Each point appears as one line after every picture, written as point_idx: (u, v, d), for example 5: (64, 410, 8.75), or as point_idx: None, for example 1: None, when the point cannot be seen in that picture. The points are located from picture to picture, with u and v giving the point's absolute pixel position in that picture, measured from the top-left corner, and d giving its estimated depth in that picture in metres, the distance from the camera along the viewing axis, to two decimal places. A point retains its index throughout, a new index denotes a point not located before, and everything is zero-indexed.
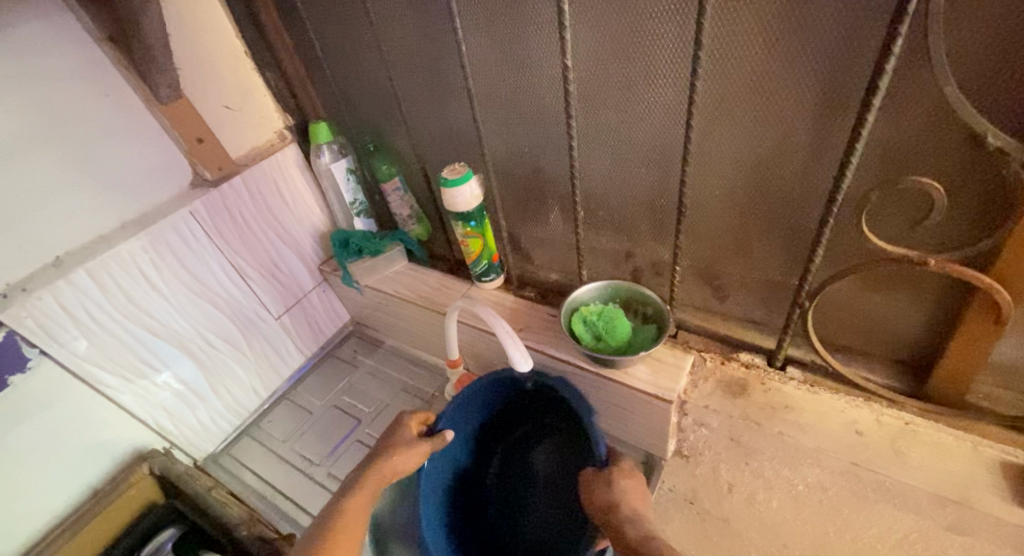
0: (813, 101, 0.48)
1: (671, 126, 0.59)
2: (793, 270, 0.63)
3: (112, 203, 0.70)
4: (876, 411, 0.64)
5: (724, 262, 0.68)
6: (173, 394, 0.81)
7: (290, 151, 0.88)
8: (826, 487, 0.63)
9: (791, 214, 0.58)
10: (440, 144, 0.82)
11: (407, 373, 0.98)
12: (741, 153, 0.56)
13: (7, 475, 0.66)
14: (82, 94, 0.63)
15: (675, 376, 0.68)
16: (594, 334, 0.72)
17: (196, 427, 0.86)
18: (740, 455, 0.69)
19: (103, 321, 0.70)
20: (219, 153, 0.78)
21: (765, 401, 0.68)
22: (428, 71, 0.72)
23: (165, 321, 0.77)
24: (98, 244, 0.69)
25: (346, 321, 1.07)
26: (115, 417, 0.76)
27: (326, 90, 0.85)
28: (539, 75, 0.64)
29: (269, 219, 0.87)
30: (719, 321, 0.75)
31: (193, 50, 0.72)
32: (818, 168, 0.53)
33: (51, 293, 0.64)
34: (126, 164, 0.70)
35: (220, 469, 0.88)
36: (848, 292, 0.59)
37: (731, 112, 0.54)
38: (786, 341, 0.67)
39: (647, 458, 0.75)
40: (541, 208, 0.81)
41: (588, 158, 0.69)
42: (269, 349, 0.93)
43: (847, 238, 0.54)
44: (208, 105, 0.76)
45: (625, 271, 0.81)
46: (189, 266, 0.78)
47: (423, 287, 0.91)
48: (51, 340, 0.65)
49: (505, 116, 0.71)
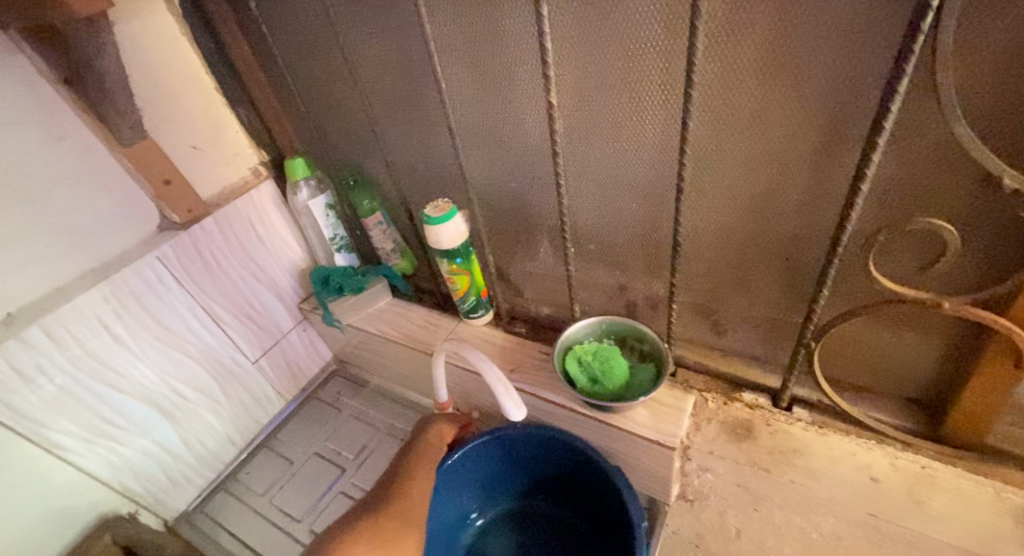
0: (813, 137, 0.46)
1: (663, 160, 0.56)
2: (795, 307, 0.60)
3: (70, 252, 0.65)
4: (889, 454, 0.61)
5: (721, 298, 0.65)
6: (141, 452, 0.76)
7: (266, 188, 0.84)
8: (841, 536, 0.58)
9: (791, 251, 0.55)
10: (422, 178, 0.79)
11: (394, 414, 0.93)
12: (737, 189, 0.53)
13: None
14: (34, 139, 0.59)
15: (677, 419, 0.64)
16: (589, 376, 0.68)
17: (166, 485, 0.80)
18: (747, 501, 0.64)
19: (60, 380, 0.65)
20: (189, 195, 0.74)
21: (772, 444, 0.66)
22: (408, 104, 0.69)
23: (130, 375, 0.72)
24: (54, 298, 0.64)
25: (329, 360, 1.02)
26: (75, 482, 0.70)
27: (302, 124, 0.82)
28: (523, 108, 0.61)
29: (244, 260, 0.83)
30: (720, 357, 0.72)
31: (159, 88, 0.69)
32: (819, 204, 0.50)
33: (0, 354, 0.59)
34: (85, 209, 0.65)
35: (193, 530, 0.82)
36: (855, 331, 0.56)
37: (725, 148, 0.51)
38: (791, 381, 0.64)
39: (650, 505, 0.70)
40: (530, 242, 0.77)
41: (576, 192, 0.66)
42: (246, 396, 0.88)
43: (853, 277, 0.51)
44: (175, 144, 0.72)
45: (618, 305, 0.77)
46: (156, 315, 0.73)
47: (408, 325, 0.87)
48: (1, 405, 0.60)
49: (489, 149, 0.68)
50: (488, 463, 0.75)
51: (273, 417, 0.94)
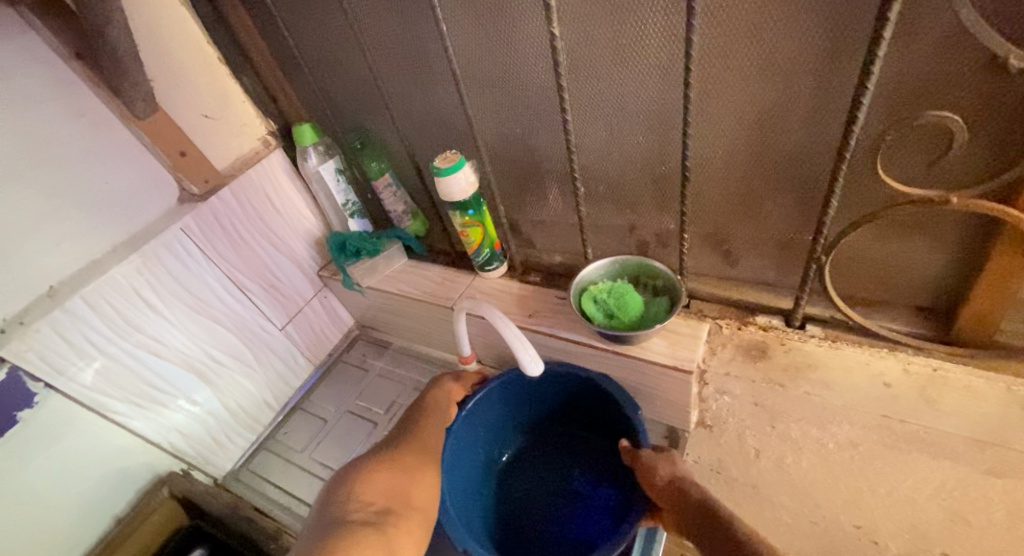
0: (817, 45, 0.46)
1: (669, 88, 0.57)
2: (804, 227, 0.61)
3: (100, 226, 0.68)
4: (902, 360, 0.64)
5: (731, 225, 0.66)
6: (186, 414, 0.80)
7: (277, 156, 0.86)
8: (857, 443, 0.62)
9: (799, 168, 0.56)
10: (429, 133, 0.80)
11: (419, 371, 0.97)
12: (743, 110, 0.54)
13: (25, 517, 0.65)
14: (55, 115, 0.61)
15: (692, 345, 0.67)
16: (604, 313, 0.70)
17: (211, 446, 0.85)
18: (765, 420, 0.67)
19: (105, 347, 0.69)
20: (205, 167, 0.76)
21: (787, 361, 0.68)
22: (411, 57, 0.70)
23: (168, 341, 0.75)
24: (92, 269, 0.67)
25: (350, 326, 1.06)
26: (129, 444, 0.74)
27: (307, 90, 0.83)
28: (527, 50, 0.61)
29: (262, 228, 0.85)
30: (732, 286, 0.74)
31: (166, 60, 0.70)
32: (825, 116, 0.51)
33: (49, 324, 0.62)
34: (110, 184, 0.68)
35: (240, 486, 0.87)
36: (867, 243, 0.58)
37: (729, 66, 0.51)
38: (804, 300, 0.66)
39: (669, 433, 0.74)
40: (539, 189, 0.78)
41: (584, 131, 0.66)
42: (276, 360, 0.92)
43: (863, 185, 0.53)
44: (187, 116, 0.74)
45: (630, 245, 0.79)
46: (186, 284, 0.76)
47: (426, 283, 0.89)
48: (56, 372, 0.64)
49: (494, 97, 0.69)
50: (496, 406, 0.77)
51: (304, 381, 0.98)
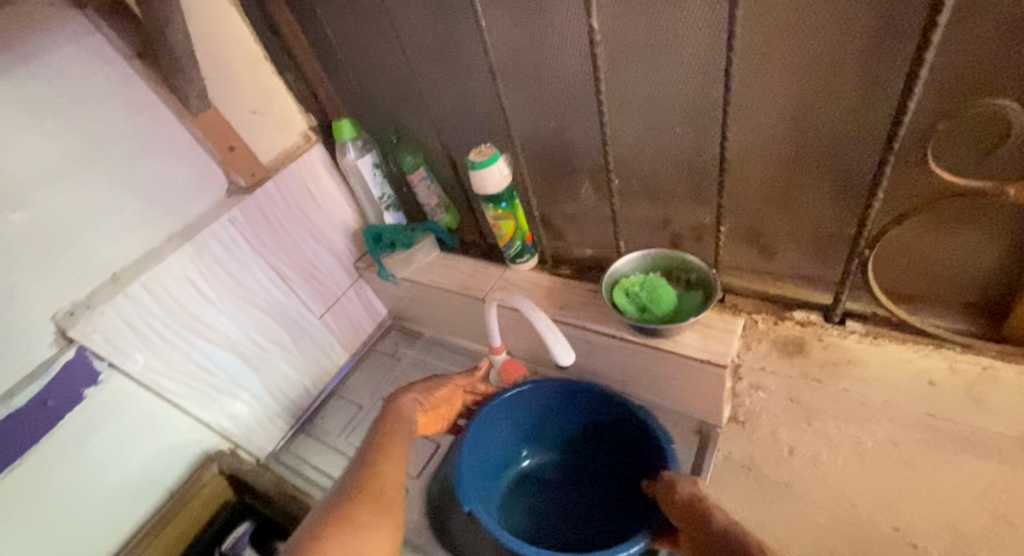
0: (865, 33, 0.45)
1: (708, 79, 0.57)
2: (846, 220, 0.60)
3: (157, 217, 0.72)
4: (947, 358, 0.62)
5: (770, 218, 0.65)
6: (232, 396, 0.84)
7: (317, 151, 0.89)
8: (897, 442, 0.61)
9: (843, 159, 0.55)
10: (463, 127, 0.81)
11: (451, 361, 0.99)
12: (785, 99, 0.53)
13: (89, 486, 0.70)
14: (117, 112, 0.65)
15: (726, 339, 0.66)
16: (636, 306, 0.70)
17: (254, 427, 0.89)
18: (800, 417, 0.66)
19: (162, 331, 0.73)
20: (251, 160, 0.79)
21: (825, 357, 0.67)
22: (449, 52, 0.71)
23: (217, 326, 0.79)
24: (149, 257, 0.71)
25: (384, 316, 1.09)
26: (181, 423, 0.79)
27: (346, 86, 0.85)
28: (564, 43, 0.62)
29: (303, 220, 0.89)
30: (769, 280, 0.72)
31: (217, 58, 0.73)
32: (871, 106, 0.50)
33: (112, 308, 0.66)
34: (166, 177, 0.72)
35: (281, 466, 0.90)
36: (915, 236, 0.56)
37: (773, 55, 0.51)
38: (844, 295, 0.64)
39: (699, 427, 0.74)
40: (572, 183, 0.79)
41: (619, 123, 0.67)
42: (314, 347, 0.96)
43: (913, 175, 0.51)
44: (236, 112, 0.77)
45: (663, 239, 0.78)
46: (233, 272, 0.80)
47: (458, 275, 0.91)
48: (118, 353, 0.68)
49: (529, 91, 0.70)
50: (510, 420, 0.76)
51: (340, 368, 1.02)
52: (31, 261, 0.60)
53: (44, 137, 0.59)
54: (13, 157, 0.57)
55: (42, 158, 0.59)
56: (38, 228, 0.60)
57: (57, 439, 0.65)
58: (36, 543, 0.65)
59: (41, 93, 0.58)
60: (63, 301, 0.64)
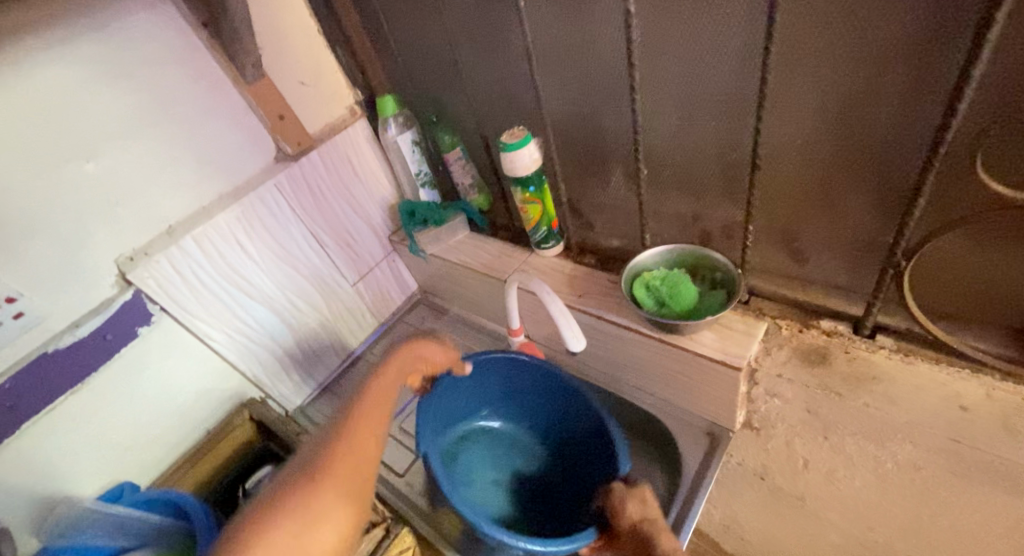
0: (915, 32, 0.42)
1: (745, 72, 0.54)
2: (882, 231, 0.56)
3: (210, 176, 0.78)
4: (986, 385, 0.58)
5: (804, 222, 0.62)
6: (265, 351, 0.90)
7: (361, 125, 0.93)
8: (919, 465, 0.58)
9: (884, 166, 0.51)
10: (499, 109, 0.82)
11: (474, 340, 1.02)
12: (824, 99, 0.50)
13: (135, 417, 0.77)
14: (181, 76, 0.70)
15: (746, 342, 0.64)
16: (656, 301, 0.69)
17: (285, 382, 0.95)
18: (817, 430, 0.65)
19: (207, 284, 0.79)
20: (298, 130, 0.84)
21: (848, 370, 0.66)
22: (490, 32, 0.72)
23: (256, 284, 0.85)
24: (201, 214, 0.77)
25: (413, 291, 1.13)
26: (221, 369, 0.86)
27: (391, 63, 0.88)
28: (600, 29, 0.61)
29: (343, 191, 0.93)
30: (799, 288, 0.70)
31: (272, 31, 0.77)
32: (917, 114, 0.46)
33: (167, 257, 0.73)
34: (220, 140, 0.77)
35: (306, 419, 0.96)
36: (957, 250, 0.53)
37: (815, 49, 0.48)
38: (875, 307, 0.62)
39: (711, 429, 0.73)
40: (602, 171, 0.78)
41: (652, 112, 0.64)
42: (345, 313, 1.00)
43: (959, 185, 0.48)
44: (288, 83, 0.82)
45: (691, 235, 0.76)
46: (275, 235, 0.85)
47: (484, 255, 0.93)
48: (169, 299, 0.75)
49: (565, 76, 0.69)
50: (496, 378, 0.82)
51: (366, 336, 1.06)
52: (100, 207, 0.67)
53: (116, 95, 0.65)
54: (90, 112, 0.63)
55: (114, 116, 0.65)
56: (107, 178, 0.67)
57: (115, 369, 0.73)
58: (89, 460, 0.73)
59: (115, 57, 0.64)
60: (124, 248, 0.71)
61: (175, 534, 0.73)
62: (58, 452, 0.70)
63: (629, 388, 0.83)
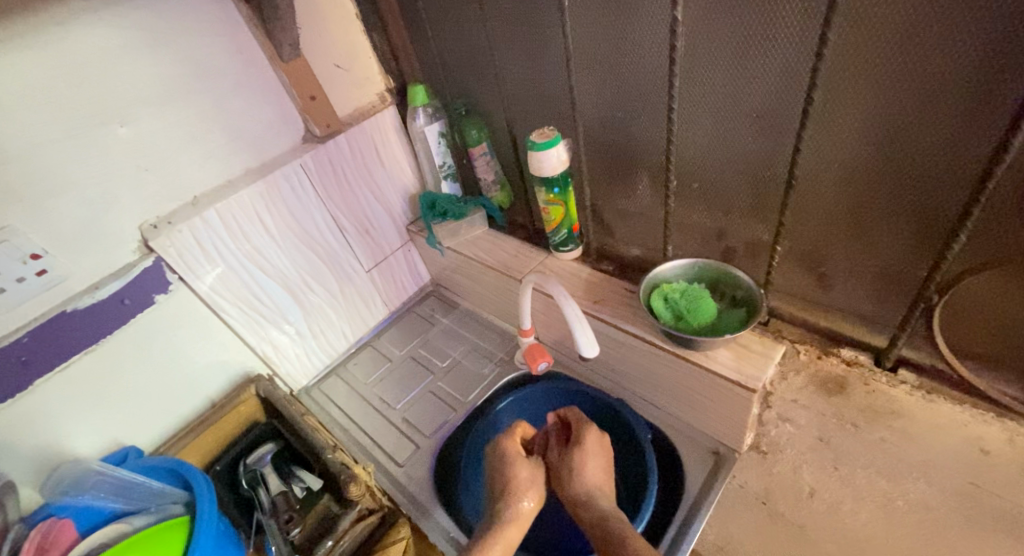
0: (973, 65, 0.41)
1: (789, 88, 0.52)
2: (914, 262, 0.55)
3: (237, 151, 0.78)
4: (1009, 430, 0.57)
5: (833, 249, 0.61)
6: (275, 329, 0.90)
7: (390, 112, 0.92)
8: (931, 506, 0.57)
9: (923, 200, 0.50)
10: (530, 107, 0.81)
11: (482, 336, 1.01)
12: (868, 124, 0.49)
13: (145, 383, 0.78)
14: (219, 49, 0.70)
15: (761, 364, 0.63)
16: (673, 313, 0.68)
17: (293, 362, 0.95)
18: (828, 458, 0.64)
19: (227, 257, 0.79)
20: (328, 112, 0.84)
21: (867, 403, 0.64)
22: (528, 26, 0.71)
23: (273, 262, 0.85)
24: (226, 188, 0.77)
25: (426, 282, 1.13)
26: (233, 343, 0.86)
27: (426, 52, 0.88)
28: (642, 30, 0.60)
29: (366, 177, 0.93)
30: (819, 313, 0.69)
31: (311, 12, 0.77)
32: (965, 149, 0.45)
33: (189, 228, 0.73)
34: (250, 115, 0.77)
35: (310, 400, 0.97)
36: (991, 290, 0.52)
37: (864, 75, 0.47)
38: (901, 341, 0.61)
39: (717, 449, 0.73)
40: (629, 178, 0.77)
41: (686, 123, 0.63)
42: (358, 298, 1.00)
43: (1001, 225, 0.47)
44: (323, 65, 0.82)
45: (714, 250, 0.75)
46: (296, 214, 0.85)
47: (501, 253, 0.92)
48: (186, 269, 0.75)
49: (602, 79, 0.68)
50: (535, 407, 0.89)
51: (376, 323, 1.06)
52: (129, 172, 0.67)
53: (154, 62, 0.65)
54: (126, 77, 0.63)
55: (149, 82, 0.66)
56: (137, 144, 0.67)
57: (130, 335, 0.73)
58: (95, 421, 0.74)
59: (158, 24, 0.64)
60: (149, 215, 0.71)
61: (174, 502, 0.74)
62: (67, 411, 0.70)
63: (637, 399, 0.81)
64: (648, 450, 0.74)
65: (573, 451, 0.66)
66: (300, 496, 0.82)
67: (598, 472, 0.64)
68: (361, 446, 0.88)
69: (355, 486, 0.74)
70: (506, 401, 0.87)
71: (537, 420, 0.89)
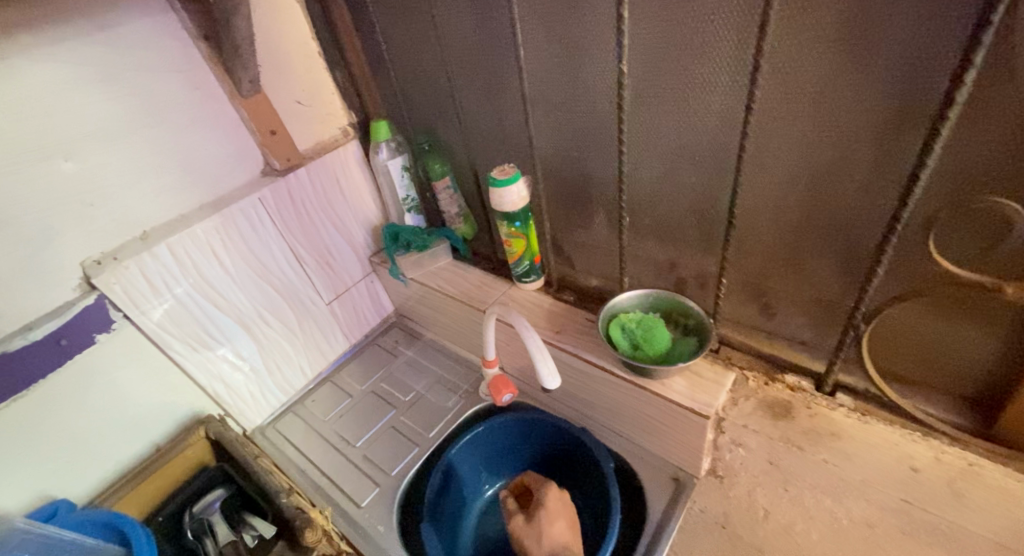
0: (880, 118, 0.46)
1: (726, 134, 0.57)
2: (845, 293, 0.60)
3: (192, 186, 0.76)
4: (935, 448, 0.63)
5: (774, 281, 0.65)
6: (229, 366, 0.87)
7: (352, 146, 0.93)
8: (873, 523, 0.60)
9: (847, 235, 0.55)
10: (491, 146, 0.84)
11: (444, 367, 1.01)
12: (798, 168, 0.54)
13: (82, 427, 0.73)
14: (175, 84, 0.70)
15: (713, 391, 0.65)
16: (630, 342, 0.71)
17: (246, 400, 0.92)
18: (778, 480, 0.67)
19: (177, 293, 0.76)
20: (289, 146, 0.84)
21: (810, 425, 0.69)
22: (487, 70, 0.74)
23: (228, 297, 0.83)
24: (179, 222, 0.76)
25: (389, 313, 1.12)
26: (183, 382, 0.82)
27: (389, 89, 0.90)
28: (594, 79, 0.64)
29: (328, 210, 0.92)
30: (766, 340, 0.74)
31: (272, 50, 0.79)
32: (880, 189, 0.50)
33: (136, 263, 0.70)
34: (207, 149, 0.76)
35: (265, 440, 0.93)
36: (911, 319, 0.57)
37: (790, 124, 0.52)
38: (836, 366, 0.66)
39: (677, 475, 0.74)
40: (586, 212, 0.80)
41: (636, 163, 0.67)
42: (317, 331, 0.99)
43: (912, 259, 0.53)
44: (284, 100, 0.82)
45: (667, 281, 0.78)
46: (253, 247, 0.83)
47: (464, 284, 0.93)
48: (132, 306, 0.72)
49: (558, 120, 0.72)
50: (493, 439, 0.87)
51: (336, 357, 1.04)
52: (73, 207, 0.65)
53: (105, 98, 0.64)
54: (74, 112, 0.62)
55: (100, 117, 0.64)
56: (83, 179, 0.65)
57: (67, 377, 0.69)
58: (24, 470, 0.69)
59: (111, 60, 0.63)
60: (93, 251, 0.69)
61: None
62: None
63: (600, 428, 0.82)
64: (611, 480, 0.73)
65: (540, 512, 0.70)
66: (251, 545, 0.78)
67: (564, 529, 0.69)
68: (319, 486, 0.85)
69: (310, 532, 0.70)
70: (470, 434, 0.84)
71: (491, 449, 0.88)
